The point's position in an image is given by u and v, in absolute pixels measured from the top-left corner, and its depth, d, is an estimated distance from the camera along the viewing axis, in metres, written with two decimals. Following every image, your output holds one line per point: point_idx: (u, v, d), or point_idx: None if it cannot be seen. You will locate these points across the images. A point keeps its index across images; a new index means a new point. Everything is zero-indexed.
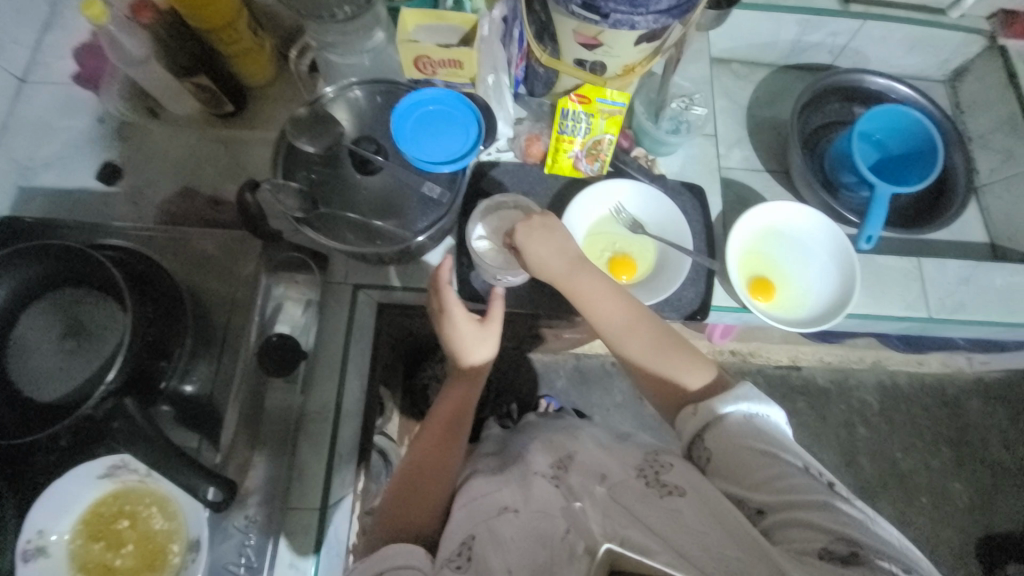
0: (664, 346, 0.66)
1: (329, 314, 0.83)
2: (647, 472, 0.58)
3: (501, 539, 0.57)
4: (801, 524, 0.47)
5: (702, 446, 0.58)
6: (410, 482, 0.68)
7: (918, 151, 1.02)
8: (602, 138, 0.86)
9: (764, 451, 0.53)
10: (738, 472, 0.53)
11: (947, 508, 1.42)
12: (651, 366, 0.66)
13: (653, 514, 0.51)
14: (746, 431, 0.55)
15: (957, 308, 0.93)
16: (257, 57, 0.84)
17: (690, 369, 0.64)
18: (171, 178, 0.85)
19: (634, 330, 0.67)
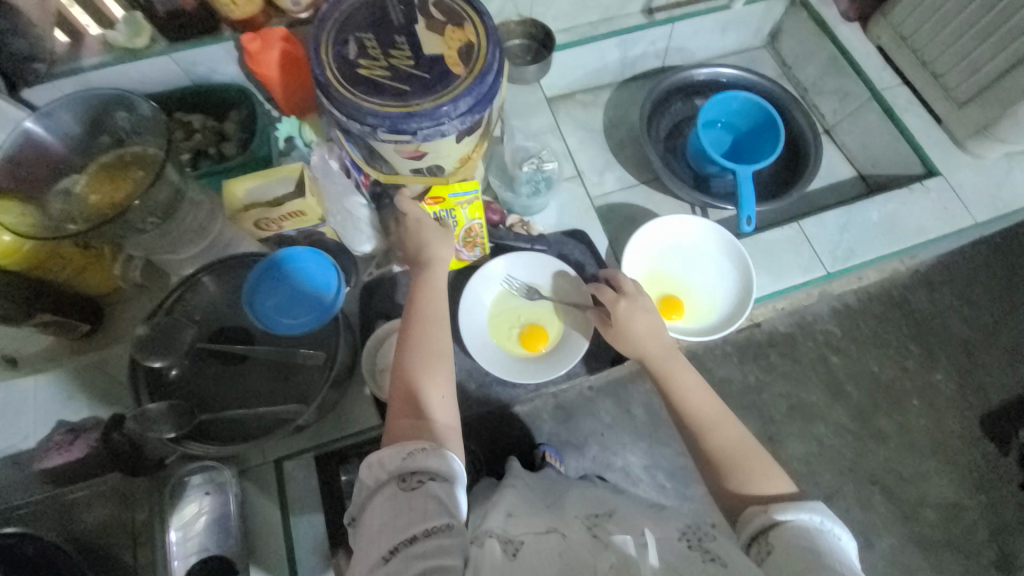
0: (748, 450, 0.68)
1: (257, 501, 0.77)
2: (690, 536, 0.59)
3: (549, 552, 0.54)
4: None
5: (765, 542, 0.58)
6: (410, 392, 0.65)
7: (762, 124, 1.07)
8: (473, 224, 0.85)
9: (824, 553, 0.53)
10: (794, 564, 0.53)
11: (940, 402, 1.44)
12: (732, 464, 0.67)
13: (691, 569, 0.53)
14: (809, 537, 0.55)
15: (849, 254, 0.97)
16: (95, 270, 0.79)
17: (768, 468, 0.66)
18: (43, 423, 0.78)
19: (718, 427, 0.70)
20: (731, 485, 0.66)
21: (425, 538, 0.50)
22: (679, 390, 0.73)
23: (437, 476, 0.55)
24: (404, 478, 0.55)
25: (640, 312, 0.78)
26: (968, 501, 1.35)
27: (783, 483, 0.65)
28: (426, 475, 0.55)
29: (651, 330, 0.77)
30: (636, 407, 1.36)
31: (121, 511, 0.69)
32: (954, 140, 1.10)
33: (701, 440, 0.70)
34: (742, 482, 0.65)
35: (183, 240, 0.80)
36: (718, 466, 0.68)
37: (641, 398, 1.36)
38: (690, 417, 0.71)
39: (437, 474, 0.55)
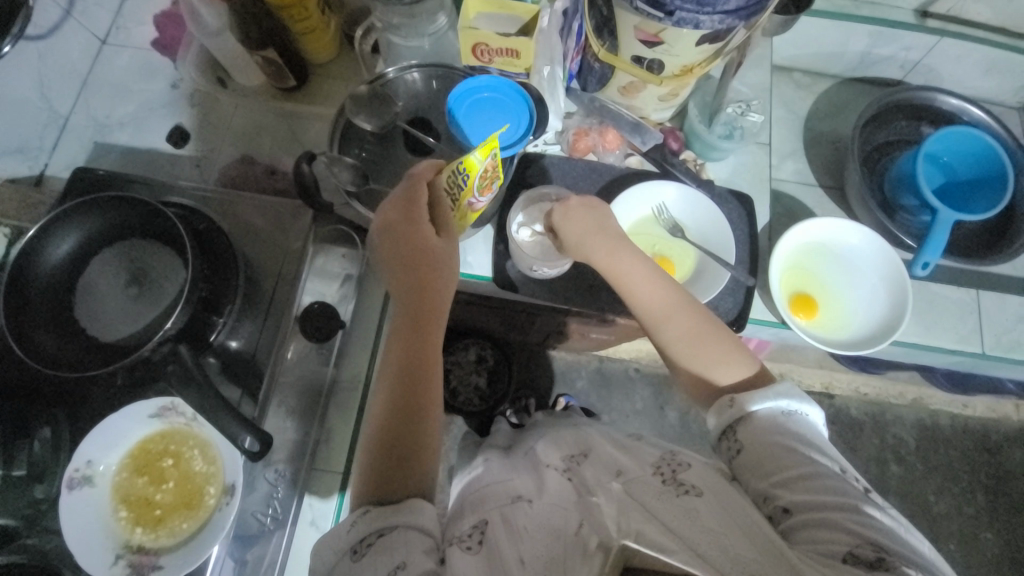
0: (705, 333, 0.66)
1: (367, 292, 0.82)
2: (664, 470, 0.56)
3: (514, 528, 0.53)
4: (827, 527, 0.47)
5: (734, 437, 0.58)
6: (396, 394, 0.59)
7: (989, 177, 0.96)
8: (485, 166, 0.64)
9: (793, 448, 0.54)
10: (764, 466, 0.54)
11: (976, 558, 1.34)
12: (690, 356, 0.65)
13: (668, 512, 0.50)
14: (776, 430, 0.56)
15: (1013, 346, 0.89)
16: (320, 37, 0.86)
17: (730, 354, 0.64)
18: (233, 145, 0.89)
19: (669, 319, 0.67)
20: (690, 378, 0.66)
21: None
22: (656, 327, 0.68)
23: (385, 531, 0.51)
24: (357, 548, 0.50)
25: (576, 207, 0.73)
26: None
27: (748, 364, 0.64)
28: (375, 535, 0.51)
29: (647, 291, 0.69)
30: (670, 407, 1.47)
31: (272, 237, 0.79)
32: None
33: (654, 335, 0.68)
34: (709, 371, 0.64)
35: (412, 28, 0.79)
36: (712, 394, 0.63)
37: (679, 403, 1.47)
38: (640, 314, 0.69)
39: (384, 530, 0.51)
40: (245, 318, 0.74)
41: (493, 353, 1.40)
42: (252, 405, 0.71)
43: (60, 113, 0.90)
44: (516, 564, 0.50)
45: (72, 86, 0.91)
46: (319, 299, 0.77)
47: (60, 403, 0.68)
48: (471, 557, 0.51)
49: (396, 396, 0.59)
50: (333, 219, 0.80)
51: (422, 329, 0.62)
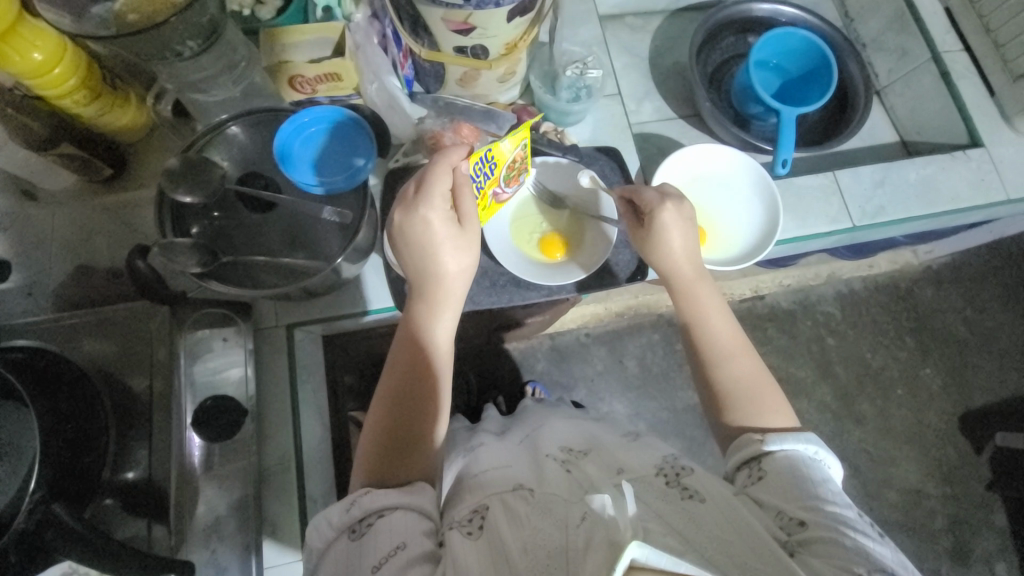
0: (763, 386, 0.69)
1: (268, 364, 0.78)
2: (666, 472, 0.59)
3: (513, 513, 0.54)
4: (833, 543, 0.52)
5: (758, 467, 0.61)
6: (405, 399, 0.65)
7: (814, 68, 1.04)
8: (514, 156, 0.75)
9: (812, 482, 0.57)
10: (786, 492, 0.57)
11: (923, 394, 1.49)
12: (743, 398, 0.68)
13: (671, 513, 0.53)
14: (799, 468, 0.59)
15: (879, 211, 0.97)
16: (123, 113, 0.77)
17: (775, 410, 0.67)
18: (65, 261, 0.79)
19: (736, 357, 0.71)
20: (731, 417, 0.67)
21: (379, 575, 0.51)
22: (720, 360, 0.71)
23: (386, 513, 0.55)
24: (354, 527, 0.55)
25: (678, 221, 0.75)
26: (932, 489, 1.42)
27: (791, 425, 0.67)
28: (375, 516, 0.55)
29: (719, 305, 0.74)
30: (628, 358, 1.51)
31: (128, 342, 0.69)
32: (1001, 115, 1.05)
33: (717, 366, 0.71)
34: (753, 420, 0.66)
35: (214, 81, 0.75)
36: (733, 432, 0.67)
37: (634, 351, 1.51)
38: (708, 341, 0.72)
39: (386, 510, 0.56)
40: (133, 442, 0.67)
41: None
42: (166, 532, 0.65)
43: None
44: (519, 554, 0.50)
45: None
46: (213, 393, 0.72)
47: None
48: (473, 542, 0.52)
49: (401, 385, 0.66)
50: (199, 300, 0.73)
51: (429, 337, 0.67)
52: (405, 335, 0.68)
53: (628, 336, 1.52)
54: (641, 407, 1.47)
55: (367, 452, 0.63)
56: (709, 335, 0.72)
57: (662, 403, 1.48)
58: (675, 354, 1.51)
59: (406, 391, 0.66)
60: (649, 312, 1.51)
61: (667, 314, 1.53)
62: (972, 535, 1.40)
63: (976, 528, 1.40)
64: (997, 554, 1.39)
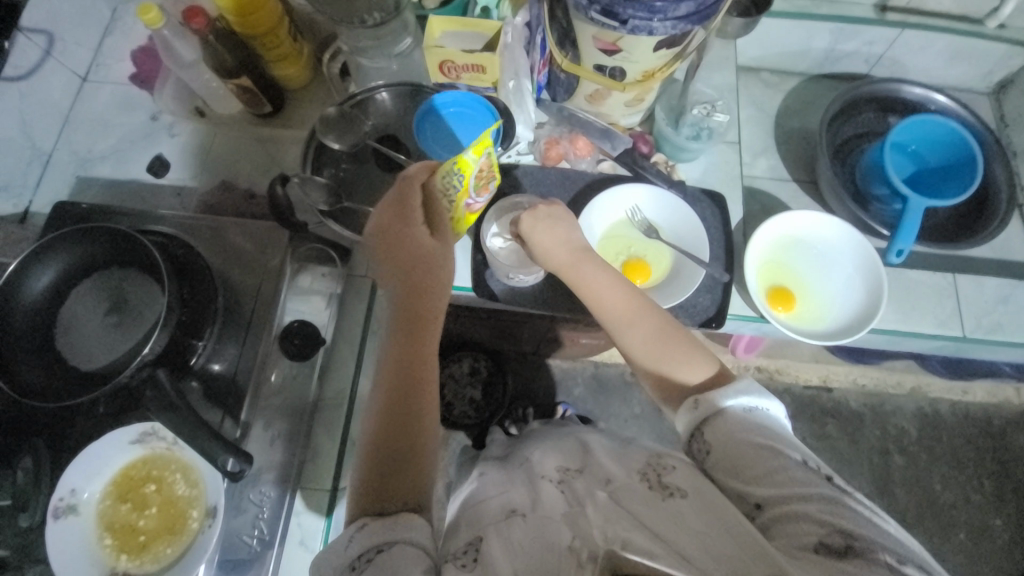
0: (670, 340, 0.64)
1: (349, 308, 0.85)
2: (650, 476, 0.55)
3: (511, 544, 0.51)
4: (799, 520, 0.46)
5: (703, 437, 0.55)
6: (393, 416, 0.58)
7: (957, 163, 0.98)
8: (480, 163, 0.68)
9: (768, 442, 0.52)
10: (738, 462, 0.52)
11: (990, 548, 1.32)
12: (659, 360, 0.63)
13: (654, 517, 0.49)
14: (754, 427, 0.53)
15: (995, 328, 0.89)
16: (294, 64, 0.89)
17: (691, 364, 0.61)
18: (212, 173, 0.91)
19: (639, 329, 0.66)
20: (667, 385, 0.62)
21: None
22: (620, 335, 0.66)
23: (385, 546, 0.48)
24: (353, 565, 0.47)
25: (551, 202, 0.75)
26: None
27: (710, 360, 0.62)
28: (372, 552, 0.47)
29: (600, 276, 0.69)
30: None
31: (242, 254, 0.78)
32: None
33: (618, 338, 0.67)
34: (678, 374, 0.61)
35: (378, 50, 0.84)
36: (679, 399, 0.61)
37: None
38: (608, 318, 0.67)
39: (384, 543, 0.48)
40: (227, 341, 0.74)
41: (487, 365, 1.40)
42: (235, 424, 0.72)
43: (43, 149, 0.92)
44: None
45: (54, 122, 0.93)
46: (301, 318, 0.79)
47: (51, 429, 0.69)
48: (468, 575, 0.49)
49: (393, 400, 0.59)
50: (312, 235, 0.81)
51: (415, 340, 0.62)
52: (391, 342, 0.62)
53: None
54: None
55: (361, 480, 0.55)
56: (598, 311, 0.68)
57: None
58: None
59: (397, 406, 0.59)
60: None
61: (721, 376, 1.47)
62: None
63: None
64: None
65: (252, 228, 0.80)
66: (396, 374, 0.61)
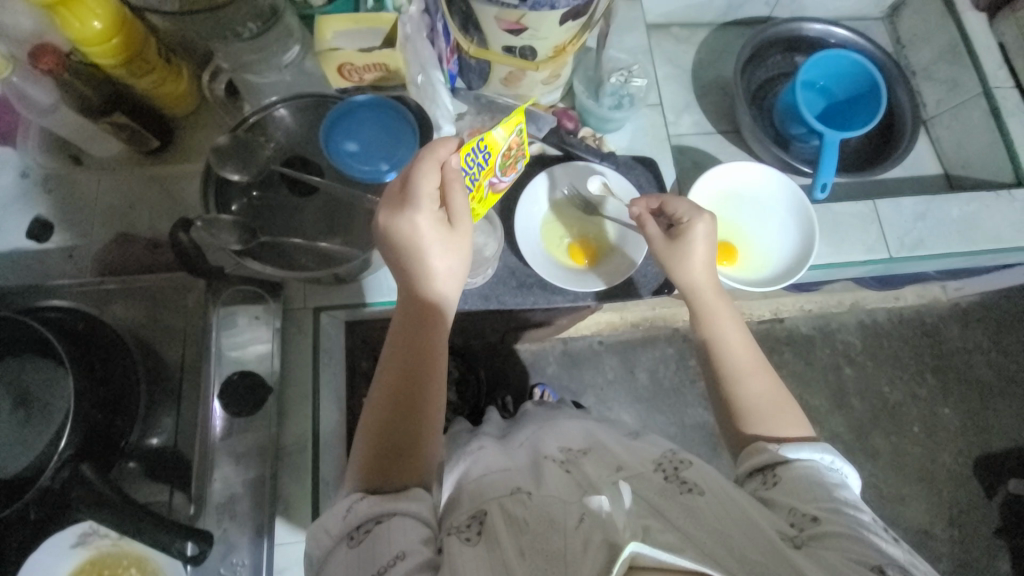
0: (781, 403, 0.69)
1: (293, 345, 0.79)
2: (665, 467, 0.60)
3: (512, 517, 0.53)
4: (851, 540, 0.51)
5: (773, 473, 0.61)
6: (396, 405, 0.62)
7: (863, 92, 1.02)
8: (511, 141, 0.68)
9: (828, 489, 0.58)
10: (799, 494, 0.58)
11: (939, 434, 1.45)
12: (758, 414, 0.68)
13: (671, 508, 0.53)
14: (818, 475, 0.60)
15: (917, 244, 0.95)
16: (173, 88, 0.79)
17: (789, 425, 0.67)
18: (107, 227, 0.81)
19: (753, 377, 0.70)
20: (748, 429, 0.67)
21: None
22: (735, 377, 0.70)
23: (382, 519, 0.53)
24: (352, 535, 0.54)
25: (704, 239, 0.74)
26: (941, 532, 1.38)
27: (804, 429, 0.67)
28: (372, 523, 0.53)
29: (731, 319, 0.73)
30: (639, 369, 1.50)
31: (155, 312, 0.72)
32: None
33: (731, 386, 0.70)
34: (769, 432, 0.66)
35: (265, 63, 0.76)
36: (744, 439, 0.67)
37: (646, 363, 1.50)
38: (724, 363, 0.71)
39: (382, 517, 0.54)
40: (161, 409, 0.69)
41: (456, 364, 1.36)
42: (187, 500, 0.66)
43: None
44: (516, 559, 0.49)
45: None
46: (240, 367, 0.73)
47: None
48: (472, 548, 0.51)
49: (398, 392, 0.63)
50: (233, 277, 0.74)
51: (422, 341, 0.64)
52: (396, 336, 0.65)
53: (641, 347, 1.51)
54: (649, 419, 1.46)
55: (364, 457, 0.60)
56: (723, 352, 0.71)
57: (670, 418, 1.46)
58: (687, 369, 1.50)
59: (402, 399, 0.62)
60: (665, 325, 1.49)
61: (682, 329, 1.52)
62: None
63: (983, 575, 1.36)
64: None
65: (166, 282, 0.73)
66: (405, 369, 0.63)
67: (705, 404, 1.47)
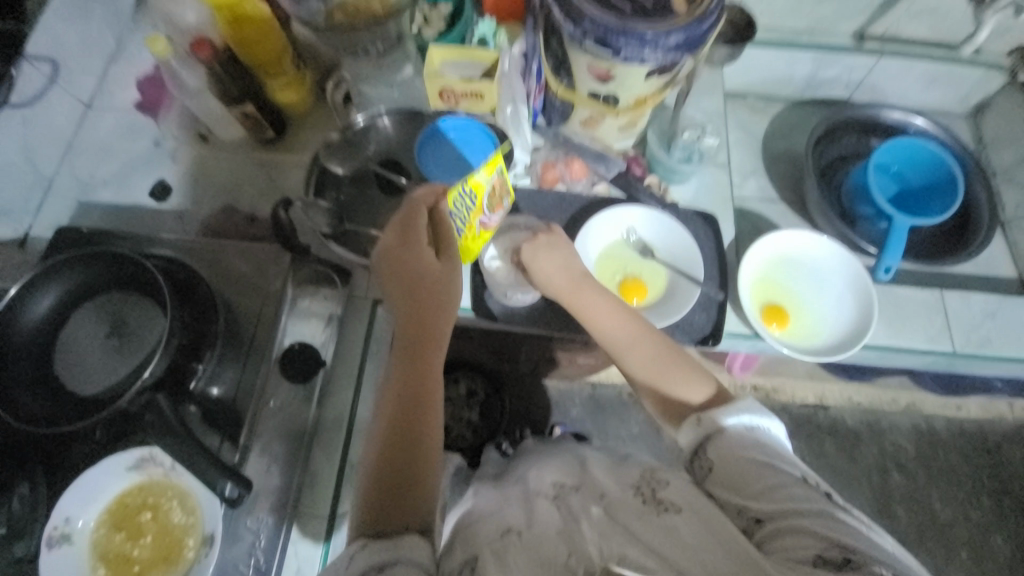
0: (694, 369, 0.68)
1: (349, 328, 0.85)
2: (644, 489, 0.58)
3: (534, 560, 0.53)
4: (802, 533, 0.48)
5: (704, 457, 0.60)
6: (398, 441, 0.59)
7: (938, 182, 1.02)
8: (494, 183, 0.72)
9: (769, 463, 0.55)
10: (741, 483, 0.55)
11: (991, 565, 1.31)
12: (689, 396, 0.67)
13: (651, 531, 0.52)
14: (753, 444, 0.58)
15: (984, 343, 0.91)
16: (297, 90, 0.91)
17: (696, 383, 0.67)
18: (214, 197, 0.92)
19: (679, 360, 0.69)
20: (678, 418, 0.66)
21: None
22: (641, 363, 0.70)
23: (386, 568, 0.48)
24: None
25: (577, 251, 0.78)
26: None
27: (710, 381, 0.67)
28: (373, 572, 0.48)
29: (611, 311, 0.73)
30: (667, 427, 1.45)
31: (245, 273, 0.79)
32: None
33: (629, 371, 0.71)
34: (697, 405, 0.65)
35: (380, 77, 0.92)
36: (681, 413, 0.66)
37: None
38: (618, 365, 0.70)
39: (384, 564, 0.48)
40: (228, 362, 0.73)
41: (484, 387, 1.38)
42: (233, 449, 0.71)
43: (44, 175, 0.92)
44: None
45: (57, 149, 0.94)
46: (301, 340, 0.79)
47: (46, 459, 0.67)
48: None
49: (395, 422, 0.60)
50: (312, 258, 0.82)
51: (419, 361, 0.64)
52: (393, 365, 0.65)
53: None
54: None
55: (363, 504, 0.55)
56: (623, 355, 0.71)
57: None
58: None
59: (398, 428, 0.60)
60: None
61: None
62: None
63: None
64: None
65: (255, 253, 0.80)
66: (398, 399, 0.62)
67: None
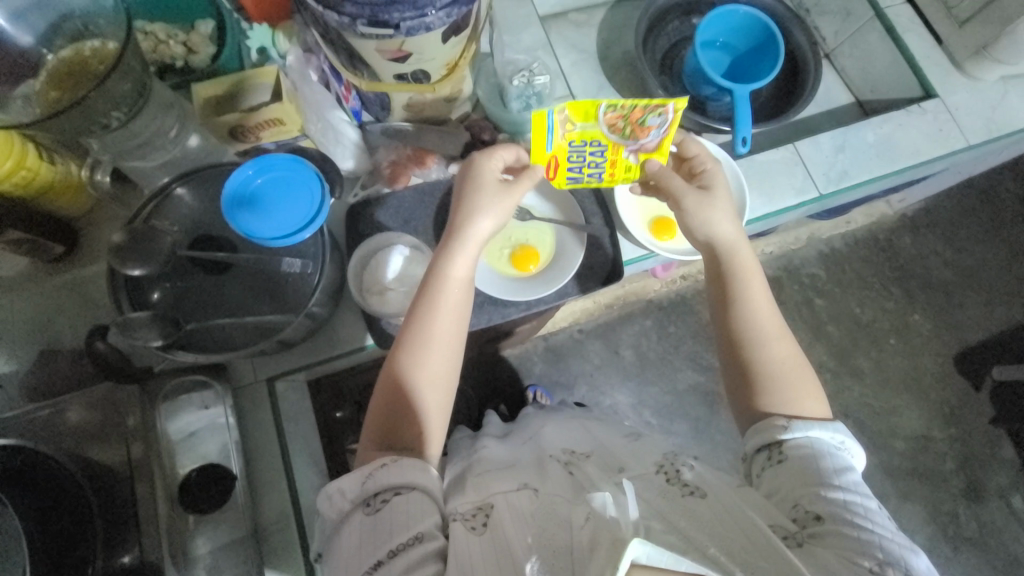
0: (797, 369, 0.69)
1: (251, 419, 0.77)
2: (667, 468, 0.63)
3: (520, 512, 0.56)
4: (845, 538, 0.54)
5: (778, 450, 0.63)
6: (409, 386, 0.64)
7: (761, 41, 1.04)
8: (604, 118, 0.74)
9: (827, 471, 0.59)
10: (801, 480, 0.60)
11: (916, 341, 1.50)
12: (778, 378, 0.68)
13: (674, 510, 0.55)
14: (817, 458, 0.61)
15: (842, 176, 0.97)
16: (70, 188, 0.75)
17: (812, 395, 0.68)
18: (30, 348, 0.76)
19: (775, 341, 0.70)
20: (766, 400, 0.67)
21: (393, 559, 0.52)
22: (762, 344, 0.70)
23: (402, 490, 0.56)
24: (368, 502, 0.56)
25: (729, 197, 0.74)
26: (938, 433, 1.44)
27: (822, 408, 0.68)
28: (391, 492, 0.56)
29: (764, 295, 0.72)
30: (624, 347, 1.48)
31: (109, 418, 0.68)
32: (952, 62, 1.05)
33: (756, 351, 0.70)
34: (789, 403, 0.66)
35: (151, 146, 0.74)
36: (757, 415, 0.67)
37: (629, 339, 1.49)
38: (740, 328, 0.71)
39: (401, 488, 0.56)
40: (123, 524, 0.63)
41: None
42: None
43: None
44: (527, 549, 0.52)
45: None
46: (198, 463, 0.70)
47: None
48: (478, 538, 0.53)
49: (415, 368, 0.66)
50: (167, 372, 0.72)
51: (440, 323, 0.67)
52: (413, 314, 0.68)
53: (620, 326, 1.50)
54: (644, 394, 1.45)
55: (375, 427, 0.65)
56: (753, 318, 0.71)
57: (664, 387, 1.46)
58: (668, 337, 1.50)
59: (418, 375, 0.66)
60: (637, 299, 1.50)
61: (655, 298, 1.52)
62: (982, 471, 1.42)
63: (986, 463, 1.42)
64: (1009, 486, 1.41)
65: (94, 398, 0.68)
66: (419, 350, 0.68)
67: (694, 366, 1.47)
